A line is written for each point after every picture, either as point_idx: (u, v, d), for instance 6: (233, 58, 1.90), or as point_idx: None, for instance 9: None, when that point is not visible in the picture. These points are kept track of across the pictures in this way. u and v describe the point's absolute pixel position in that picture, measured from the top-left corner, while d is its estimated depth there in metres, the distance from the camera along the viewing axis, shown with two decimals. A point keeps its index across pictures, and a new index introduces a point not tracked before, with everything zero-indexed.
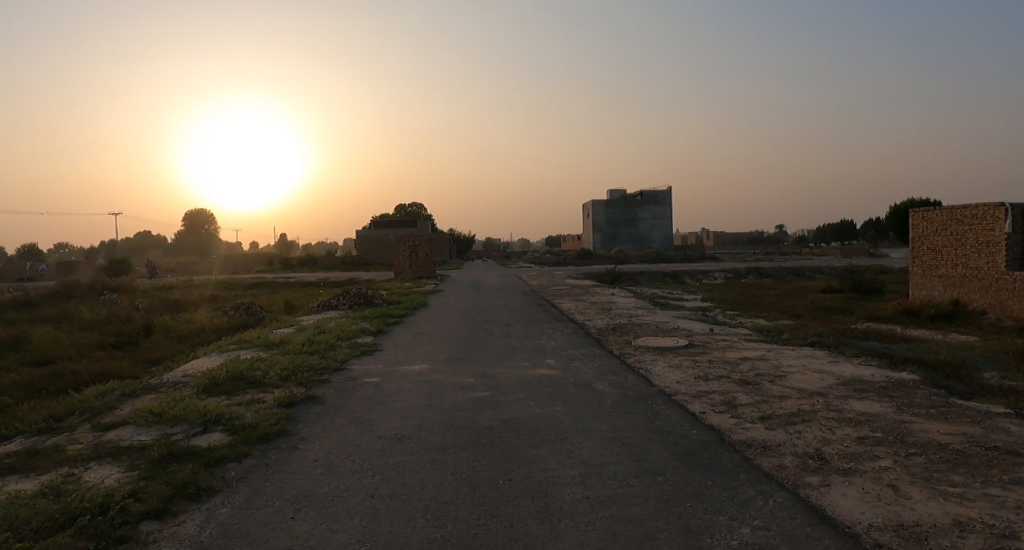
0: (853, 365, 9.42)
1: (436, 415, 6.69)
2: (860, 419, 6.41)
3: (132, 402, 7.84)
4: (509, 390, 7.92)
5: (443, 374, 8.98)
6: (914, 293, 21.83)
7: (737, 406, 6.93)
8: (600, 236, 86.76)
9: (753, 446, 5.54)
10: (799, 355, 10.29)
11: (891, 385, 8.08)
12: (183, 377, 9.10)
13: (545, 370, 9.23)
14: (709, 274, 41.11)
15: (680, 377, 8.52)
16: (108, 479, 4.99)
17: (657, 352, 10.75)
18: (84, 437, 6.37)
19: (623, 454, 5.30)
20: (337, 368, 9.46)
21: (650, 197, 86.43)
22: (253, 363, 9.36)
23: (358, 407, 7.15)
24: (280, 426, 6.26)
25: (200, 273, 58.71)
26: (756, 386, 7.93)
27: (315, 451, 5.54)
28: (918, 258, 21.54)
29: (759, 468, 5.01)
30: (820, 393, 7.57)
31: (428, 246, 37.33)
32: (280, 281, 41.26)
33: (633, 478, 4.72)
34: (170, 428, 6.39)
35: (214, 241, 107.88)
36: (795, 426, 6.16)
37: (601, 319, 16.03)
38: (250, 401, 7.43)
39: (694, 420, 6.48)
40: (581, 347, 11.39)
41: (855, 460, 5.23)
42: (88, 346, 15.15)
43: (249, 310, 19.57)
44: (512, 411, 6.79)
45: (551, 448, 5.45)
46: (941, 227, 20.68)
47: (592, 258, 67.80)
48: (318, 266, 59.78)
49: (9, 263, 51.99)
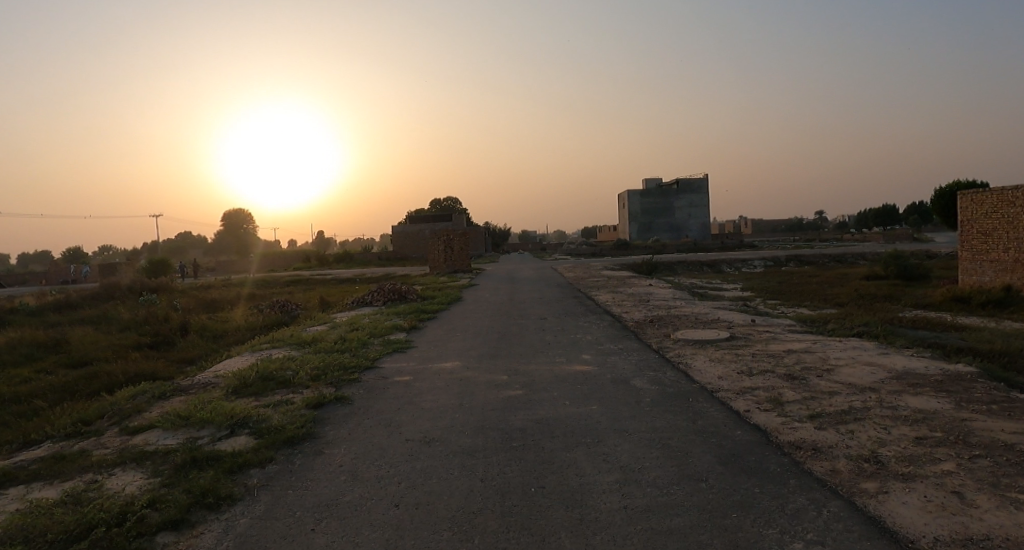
0: (905, 357, 8.88)
1: (467, 415, 6.49)
2: (916, 417, 5.96)
3: (162, 404, 7.87)
4: (543, 387, 7.67)
5: (475, 372, 8.78)
6: (963, 278, 20.77)
7: (782, 403, 6.54)
8: (635, 225, 85.71)
9: (802, 448, 5.18)
10: (847, 347, 9.78)
11: (948, 378, 7.56)
12: (214, 378, 9.10)
13: (580, 366, 8.94)
14: (748, 262, 40.08)
15: (721, 373, 8.14)
16: (130, 486, 4.98)
17: (696, 345, 10.36)
18: (112, 442, 6.37)
19: (662, 458, 4.99)
20: (368, 367, 9.36)
21: (685, 185, 84.85)
22: (284, 363, 9.32)
23: (387, 407, 7.00)
24: (306, 429, 6.13)
25: (239, 271, 59.98)
26: (803, 381, 7.50)
27: (341, 455, 5.40)
28: (967, 242, 20.47)
29: (809, 474, 4.66)
30: (872, 388, 7.12)
31: (461, 239, 37.25)
32: (316, 278, 41.86)
33: (674, 486, 4.42)
34: (196, 432, 6.35)
35: (252, 239, 110.27)
36: (847, 426, 5.75)
37: (637, 311, 15.64)
38: (278, 402, 7.34)
39: (738, 419, 6.12)
40: (617, 341, 11.08)
41: (915, 464, 4.83)
42: (127, 346, 15.46)
43: (284, 308, 19.76)
44: (545, 411, 6.53)
45: (586, 451, 5.18)
46: (991, 210, 19.60)
47: (627, 247, 66.94)
48: (354, 263, 60.53)
49: (57, 266, 53.79)
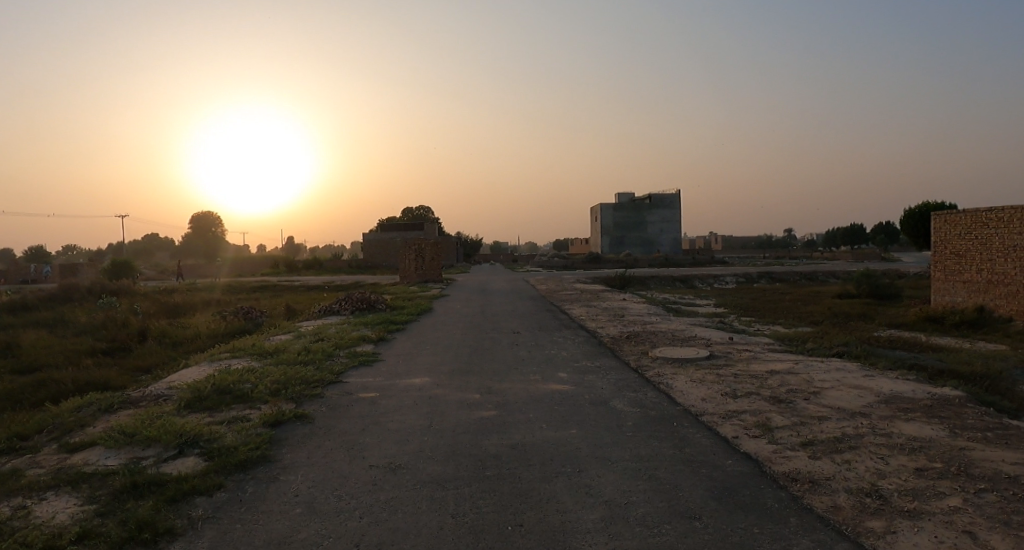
0: (889, 380, 8.67)
1: (436, 439, 6.02)
2: (913, 446, 5.68)
3: (107, 418, 7.20)
4: (519, 408, 7.22)
5: (447, 389, 8.30)
6: (936, 299, 20.96)
7: (772, 429, 6.21)
8: (608, 240, 86.01)
9: (799, 480, 4.83)
10: (830, 368, 9.56)
11: (937, 403, 7.33)
12: (167, 390, 8.44)
13: (557, 385, 8.52)
14: (721, 278, 40.34)
15: (705, 394, 7.80)
16: (59, 515, 4.35)
17: (676, 364, 10.04)
18: (46, 461, 5.71)
19: (651, 491, 4.59)
20: (331, 382, 8.78)
21: (659, 200, 85.52)
22: (243, 375, 8.69)
23: (351, 428, 6.49)
24: (261, 451, 5.58)
25: (206, 275, 58.32)
26: (790, 405, 7.18)
27: (298, 483, 4.88)
28: (940, 263, 20.70)
29: (811, 510, 4.30)
30: (862, 414, 6.83)
31: (435, 248, 36.69)
32: (285, 284, 40.94)
33: (665, 525, 4.01)
34: (141, 451, 5.73)
35: (220, 243, 107.95)
36: (842, 455, 5.43)
37: (613, 326, 15.32)
38: (234, 419, 6.76)
39: (727, 446, 5.78)
40: (595, 358, 10.70)
41: (919, 499, 4.51)
42: (78, 352, 14.59)
43: (249, 315, 18.99)
44: (521, 435, 6.08)
45: (569, 484, 4.75)
46: (964, 231, 19.84)
47: (600, 261, 67.05)
48: (324, 270, 59.49)
49: (15, 263, 51.53)
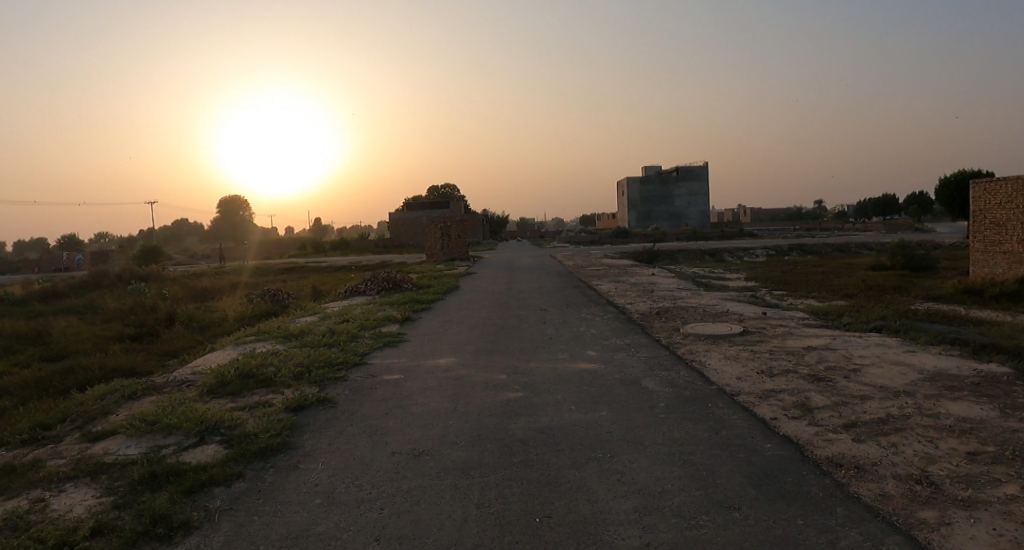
0: (933, 356, 8.26)
1: (461, 422, 5.87)
2: (963, 428, 5.33)
3: (131, 405, 7.20)
4: (545, 389, 7.03)
5: (471, 370, 8.16)
6: (974, 270, 20.11)
7: (812, 410, 5.91)
8: (634, 214, 84.83)
9: (844, 466, 4.55)
10: (869, 343, 9.16)
11: (986, 380, 6.93)
12: (191, 375, 8.43)
13: (585, 365, 8.29)
14: (750, 251, 39.48)
15: (739, 373, 7.50)
16: (77, 508, 4.29)
17: (707, 340, 9.74)
18: (68, 451, 5.70)
19: (686, 479, 4.37)
20: (356, 363, 8.72)
21: (685, 173, 83.92)
22: (267, 359, 8.65)
23: (375, 412, 6.37)
24: (281, 438, 5.48)
25: (235, 259, 59.10)
26: (830, 384, 6.86)
27: (317, 472, 4.78)
28: (979, 233, 19.81)
29: (857, 499, 4.04)
30: (906, 392, 6.48)
31: (459, 226, 36.47)
32: (311, 265, 41.29)
33: (702, 515, 3.79)
34: (162, 439, 5.68)
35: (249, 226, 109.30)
36: (889, 438, 5.12)
37: (642, 302, 15.00)
38: (256, 404, 6.71)
39: (765, 428, 5.51)
40: (623, 335, 10.45)
41: (974, 486, 4.20)
42: (109, 338, 14.78)
43: (275, 296, 19.07)
44: (549, 418, 5.89)
45: (599, 471, 4.55)
46: (1005, 199, 18.90)
47: (625, 235, 66.19)
48: (350, 250, 59.89)
49: (50, 252, 52.66)
